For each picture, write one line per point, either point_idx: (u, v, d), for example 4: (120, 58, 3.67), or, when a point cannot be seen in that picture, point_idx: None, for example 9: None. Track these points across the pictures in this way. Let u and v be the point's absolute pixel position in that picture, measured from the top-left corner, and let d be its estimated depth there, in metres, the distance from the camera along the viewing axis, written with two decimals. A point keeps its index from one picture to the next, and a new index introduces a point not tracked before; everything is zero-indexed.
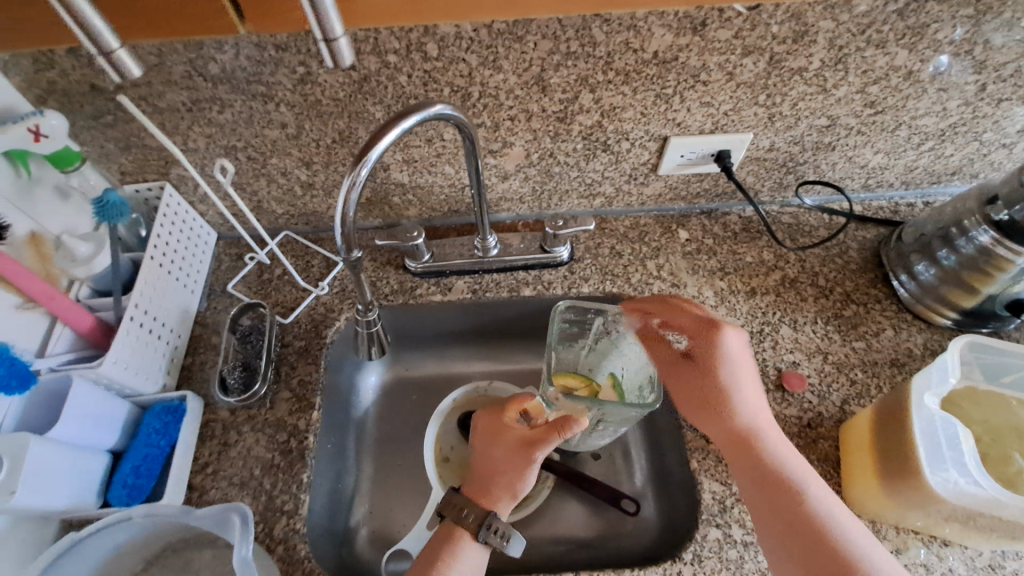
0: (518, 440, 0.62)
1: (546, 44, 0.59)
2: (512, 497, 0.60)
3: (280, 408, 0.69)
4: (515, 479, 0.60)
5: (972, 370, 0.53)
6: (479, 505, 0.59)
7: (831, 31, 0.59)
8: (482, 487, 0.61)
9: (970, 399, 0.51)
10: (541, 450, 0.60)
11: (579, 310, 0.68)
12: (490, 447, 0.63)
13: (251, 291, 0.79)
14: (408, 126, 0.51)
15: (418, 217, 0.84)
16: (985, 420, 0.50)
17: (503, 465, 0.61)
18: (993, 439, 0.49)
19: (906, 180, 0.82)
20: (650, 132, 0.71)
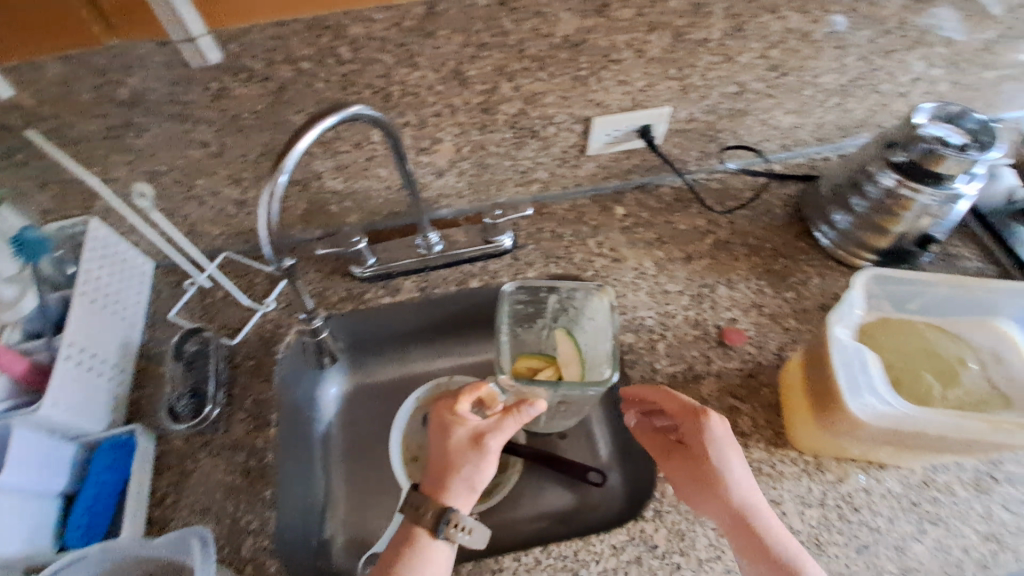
0: (473, 431, 0.62)
1: (458, 38, 0.60)
2: (471, 490, 0.60)
3: (237, 429, 0.68)
4: (473, 471, 0.60)
5: (882, 302, 0.56)
6: (435, 502, 0.59)
7: (726, 2, 0.62)
8: (437, 482, 0.60)
9: (881, 328, 0.55)
10: (495, 438, 0.61)
11: (531, 290, 0.75)
12: (441, 440, 0.62)
13: (195, 316, 0.78)
14: (328, 126, 0.52)
15: (359, 223, 0.84)
16: (895, 346, 0.53)
17: (458, 458, 0.60)
18: (905, 364, 0.52)
19: (819, 137, 0.87)
20: (573, 114, 0.73)
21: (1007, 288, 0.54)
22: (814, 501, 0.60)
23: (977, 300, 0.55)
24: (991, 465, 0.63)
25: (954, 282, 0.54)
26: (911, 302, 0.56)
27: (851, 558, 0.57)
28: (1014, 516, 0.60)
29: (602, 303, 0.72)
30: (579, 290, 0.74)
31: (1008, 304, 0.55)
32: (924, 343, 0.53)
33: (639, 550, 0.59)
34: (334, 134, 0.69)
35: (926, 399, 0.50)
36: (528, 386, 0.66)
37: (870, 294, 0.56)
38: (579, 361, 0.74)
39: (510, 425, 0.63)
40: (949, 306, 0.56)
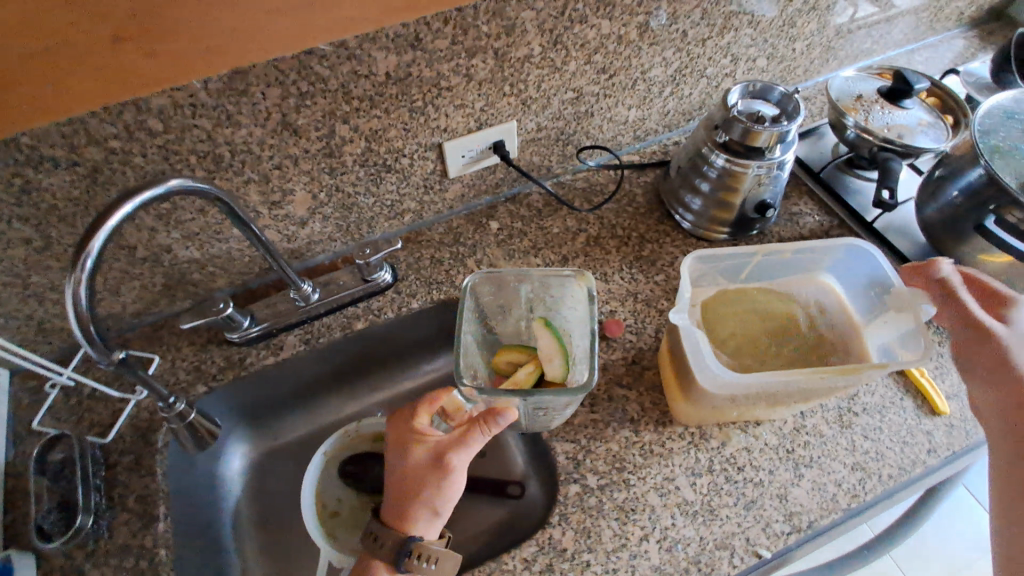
0: (432, 449, 0.60)
1: (274, 91, 0.59)
2: (434, 515, 0.59)
3: (122, 532, 0.64)
4: (435, 492, 0.58)
5: (716, 278, 0.62)
6: (397, 531, 0.58)
7: (536, 19, 0.65)
8: (399, 510, 0.59)
9: (721, 300, 0.61)
10: (458, 455, 0.59)
11: (499, 282, 0.70)
12: (400, 463, 0.61)
13: (62, 420, 0.72)
14: (145, 202, 0.49)
15: (230, 285, 0.81)
16: (736, 314, 0.59)
17: (418, 481, 0.59)
18: (745, 332, 0.58)
19: (667, 123, 0.92)
20: (422, 143, 0.74)
21: (811, 247, 0.62)
22: (702, 469, 0.65)
23: (792, 261, 0.63)
24: (850, 399, 0.69)
25: (769, 250, 0.62)
26: (741, 272, 0.63)
27: (741, 516, 0.62)
28: (875, 443, 0.66)
29: (581, 290, 0.68)
30: (554, 278, 0.70)
31: (817, 261, 0.63)
32: (756, 307, 0.60)
33: (550, 556, 0.60)
34: (171, 205, 0.66)
35: (766, 359, 0.56)
36: (493, 395, 0.60)
37: (699, 274, 0.62)
38: (562, 355, 0.67)
39: (476, 440, 0.59)
40: (773, 271, 0.64)
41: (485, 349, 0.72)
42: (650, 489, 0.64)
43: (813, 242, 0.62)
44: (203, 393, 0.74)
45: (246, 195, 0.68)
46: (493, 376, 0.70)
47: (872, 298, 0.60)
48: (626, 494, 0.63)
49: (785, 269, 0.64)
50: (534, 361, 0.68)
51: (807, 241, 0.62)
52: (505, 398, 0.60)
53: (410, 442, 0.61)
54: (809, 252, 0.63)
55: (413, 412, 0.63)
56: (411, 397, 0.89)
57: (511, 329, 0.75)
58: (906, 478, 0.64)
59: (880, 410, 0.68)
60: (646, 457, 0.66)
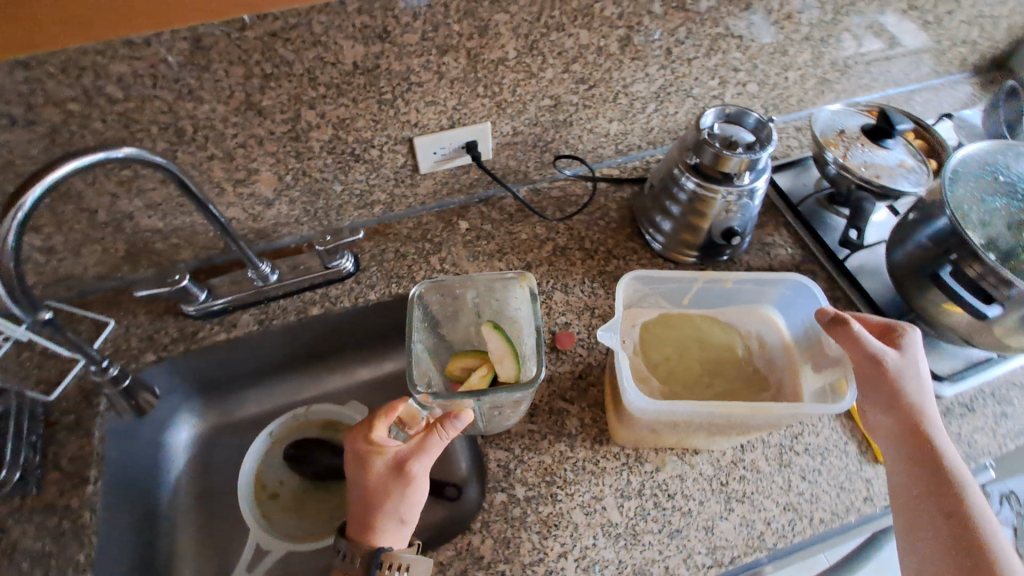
0: (393, 460, 0.57)
1: (237, 70, 0.59)
2: (401, 524, 0.57)
3: (49, 491, 0.65)
4: (400, 501, 0.57)
5: (658, 300, 0.63)
6: (365, 545, 0.56)
7: (510, 23, 0.65)
8: (364, 522, 0.57)
9: (659, 323, 0.61)
10: (418, 462, 0.57)
11: (446, 289, 0.69)
12: (360, 477, 0.58)
13: (9, 374, 0.73)
14: (87, 164, 0.50)
15: (193, 258, 0.81)
16: (672, 339, 0.59)
17: (380, 493, 0.57)
18: (680, 357, 0.58)
19: (650, 140, 0.92)
20: (392, 136, 0.73)
21: (754, 279, 0.62)
22: (632, 492, 0.64)
23: (737, 291, 0.63)
24: (793, 438, 0.68)
25: (712, 278, 0.62)
26: (685, 297, 0.63)
27: (664, 544, 0.60)
28: (811, 485, 0.64)
29: (524, 291, 0.67)
30: (498, 282, 0.69)
31: (762, 293, 0.63)
32: (694, 334, 0.60)
33: (465, 563, 0.60)
34: (132, 172, 0.66)
35: (695, 387, 0.56)
36: (448, 398, 0.58)
37: (641, 294, 0.62)
38: (512, 356, 0.67)
39: (435, 444, 0.57)
40: (717, 299, 0.64)
41: (440, 359, 0.71)
42: (576, 507, 0.63)
43: (757, 274, 0.62)
44: (151, 362, 0.75)
45: (209, 170, 0.69)
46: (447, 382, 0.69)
47: (810, 336, 0.60)
48: (551, 509, 0.63)
49: (731, 299, 0.64)
50: (487, 363, 0.67)
51: (752, 273, 0.62)
52: (459, 401, 0.59)
53: (369, 455, 0.58)
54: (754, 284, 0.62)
55: (369, 424, 0.60)
56: (364, 388, 0.88)
57: (461, 335, 0.74)
58: (838, 524, 0.62)
59: (822, 452, 0.67)
60: (578, 473, 0.65)
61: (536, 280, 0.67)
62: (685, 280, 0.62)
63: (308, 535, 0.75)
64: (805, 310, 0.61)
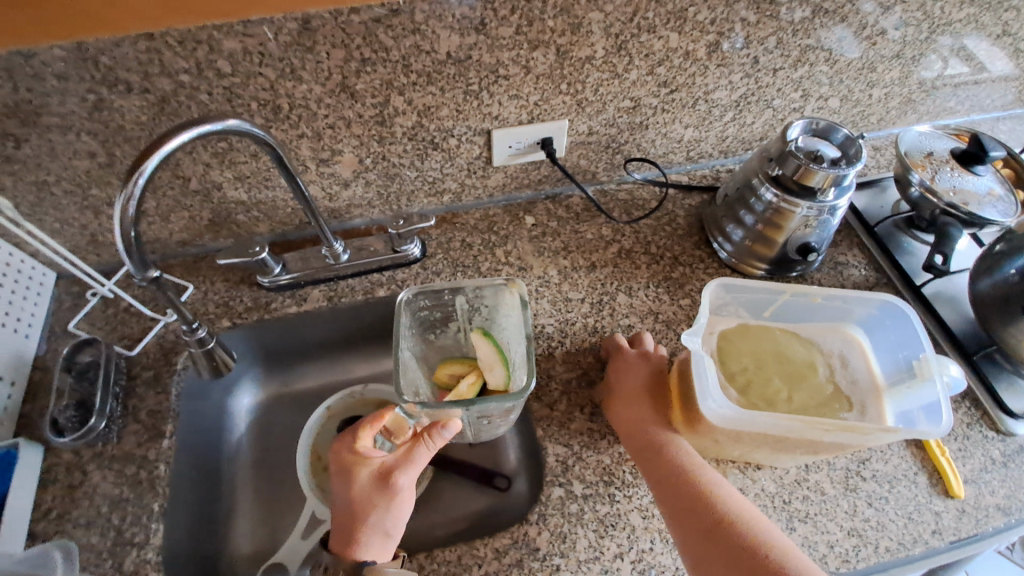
0: (379, 471, 0.60)
1: (338, 53, 0.61)
2: (384, 536, 0.58)
3: (129, 441, 0.69)
4: (385, 513, 0.59)
5: (738, 310, 0.63)
6: (347, 557, 0.57)
7: (603, 21, 0.65)
8: (347, 533, 0.58)
9: (738, 333, 0.60)
10: (404, 473, 0.60)
11: (433, 295, 0.71)
12: (344, 488, 0.60)
13: (96, 328, 0.78)
14: (202, 133, 0.52)
15: (269, 232, 0.84)
16: (751, 350, 0.58)
17: (364, 504, 0.58)
18: (758, 368, 0.57)
19: (723, 149, 0.90)
20: (472, 127, 0.75)
21: (843, 296, 0.61)
22: None
23: (822, 307, 0.62)
24: (860, 463, 0.66)
25: (799, 291, 0.61)
26: (765, 309, 0.63)
27: None
28: (877, 512, 0.63)
29: (513, 297, 0.69)
30: (485, 288, 0.71)
31: (848, 312, 0.62)
32: (775, 347, 0.59)
33: (521, 553, 0.60)
34: (227, 145, 0.69)
35: (775, 400, 0.54)
36: (435, 408, 0.60)
37: (720, 301, 0.63)
38: (502, 363, 0.67)
39: (421, 455, 0.61)
40: (799, 314, 0.63)
41: (430, 367, 0.72)
42: (634, 509, 0.62)
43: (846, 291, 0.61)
44: (226, 327, 0.78)
45: (298, 148, 0.71)
46: (436, 391, 0.69)
47: (899, 361, 0.58)
48: (608, 509, 0.63)
49: (813, 315, 0.63)
50: (475, 370, 0.67)
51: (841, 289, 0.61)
52: (446, 409, 0.60)
53: (354, 467, 0.60)
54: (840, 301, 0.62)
55: (354, 434, 0.62)
56: None
57: (451, 342, 0.75)
58: (905, 556, 0.60)
59: (890, 480, 0.65)
60: (636, 476, 0.65)
61: (525, 286, 0.69)
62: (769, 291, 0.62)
63: None
64: (894, 333, 0.60)
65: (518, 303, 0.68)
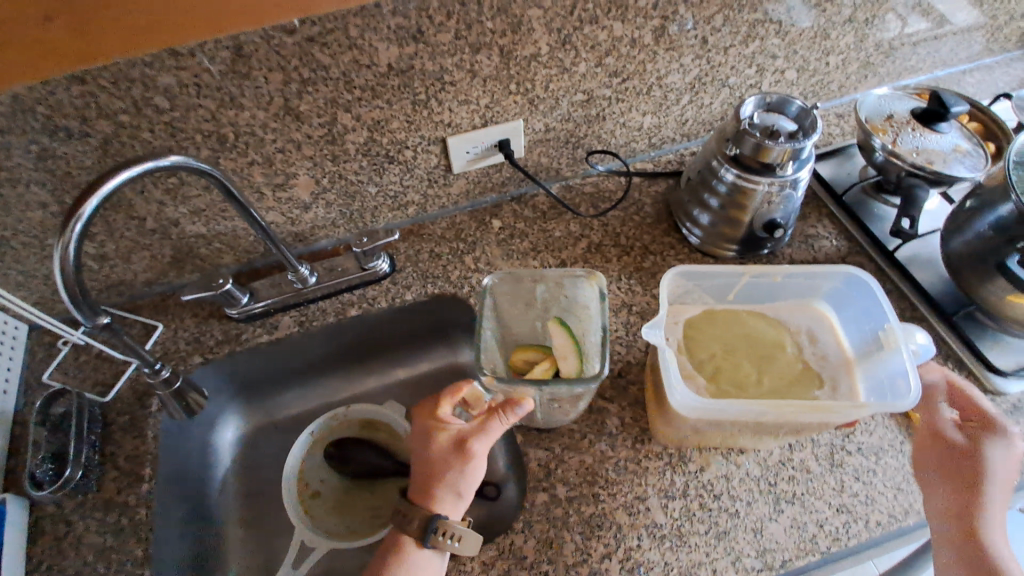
0: (458, 435, 0.57)
1: (276, 76, 0.60)
2: (457, 497, 0.57)
3: (109, 488, 0.68)
4: (460, 476, 0.57)
5: (703, 296, 0.63)
6: (424, 511, 0.56)
7: (543, 18, 0.64)
8: (423, 489, 0.57)
9: (703, 320, 0.61)
10: (479, 441, 0.57)
11: (516, 281, 0.68)
12: (424, 449, 0.59)
13: (69, 376, 0.77)
14: (140, 172, 0.51)
15: (235, 262, 0.83)
16: (717, 335, 0.59)
17: (441, 466, 0.57)
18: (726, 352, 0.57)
19: (685, 133, 0.90)
20: (425, 137, 0.74)
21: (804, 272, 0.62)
22: (677, 493, 0.62)
23: (785, 285, 0.62)
24: (845, 437, 0.65)
25: (760, 272, 0.62)
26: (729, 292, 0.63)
27: (711, 546, 0.59)
28: (865, 486, 0.62)
29: (592, 290, 0.66)
30: (566, 279, 0.68)
31: (813, 288, 0.62)
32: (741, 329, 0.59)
33: (509, 562, 0.59)
34: (178, 180, 0.68)
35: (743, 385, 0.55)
36: (509, 382, 0.58)
37: (683, 289, 0.62)
38: (576, 353, 0.64)
39: (496, 427, 0.57)
40: (764, 294, 0.63)
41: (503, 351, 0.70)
42: (619, 507, 0.62)
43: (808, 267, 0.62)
44: (198, 363, 0.77)
45: (250, 176, 0.70)
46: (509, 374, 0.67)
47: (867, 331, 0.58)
48: (594, 509, 0.62)
49: (778, 294, 0.63)
50: (549, 358, 0.64)
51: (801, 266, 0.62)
52: (523, 389, 0.59)
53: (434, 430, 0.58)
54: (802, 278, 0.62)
55: (434, 400, 0.61)
56: (400, 388, 0.89)
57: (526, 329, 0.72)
58: (896, 527, 0.60)
59: (877, 452, 0.64)
60: (619, 473, 0.64)
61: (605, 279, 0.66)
62: (730, 274, 0.62)
63: (350, 531, 0.77)
64: (860, 305, 0.60)
65: (598, 294, 0.65)
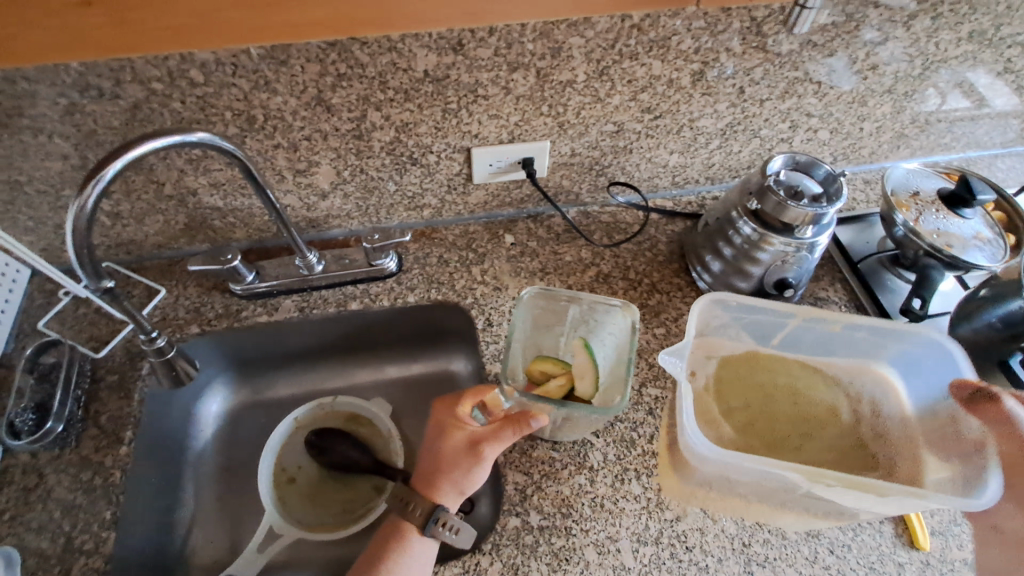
0: (470, 435, 0.56)
1: (313, 67, 0.61)
2: (459, 494, 0.56)
3: (87, 446, 0.68)
4: (465, 477, 0.55)
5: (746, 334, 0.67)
6: (426, 503, 0.55)
7: (584, 46, 0.64)
8: (428, 480, 0.56)
9: (749, 359, 0.65)
10: (492, 448, 0.54)
11: (551, 298, 0.65)
12: (437, 441, 0.57)
13: (65, 327, 0.77)
14: (164, 145, 0.52)
15: (246, 239, 0.84)
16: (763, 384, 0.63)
17: (450, 462, 0.56)
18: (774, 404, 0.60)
19: (709, 176, 0.89)
20: (451, 145, 0.74)
21: (866, 327, 0.64)
22: (649, 539, 0.62)
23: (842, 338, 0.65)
24: None
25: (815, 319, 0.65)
26: (775, 338, 0.67)
27: None
28: (839, 560, 0.61)
29: (625, 322, 0.62)
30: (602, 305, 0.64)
31: (878, 349, 0.65)
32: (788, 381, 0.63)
33: None
34: (202, 152, 0.69)
35: (779, 446, 0.58)
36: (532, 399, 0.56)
37: (723, 321, 0.66)
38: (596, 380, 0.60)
39: (509, 438, 0.54)
40: (822, 347, 0.66)
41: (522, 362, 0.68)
42: (589, 544, 0.61)
43: (872, 323, 0.64)
44: (194, 334, 0.77)
45: (273, 158, 0.71)
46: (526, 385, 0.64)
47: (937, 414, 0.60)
48: (564, 542, 0.61)
49: (834, 352, 0.66)
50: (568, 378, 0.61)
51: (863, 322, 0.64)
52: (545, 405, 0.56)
53: (449, 426, 0.57)
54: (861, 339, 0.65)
55: (457, 396, 0.59)
56: (390, 386, 0.89)
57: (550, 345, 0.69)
58: None
59: (855, 528, 0.63)
60: (594, 510, 0.63)
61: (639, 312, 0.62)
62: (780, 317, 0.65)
63: (320, 524, 0.77)
64: (932, 373, 0.62)
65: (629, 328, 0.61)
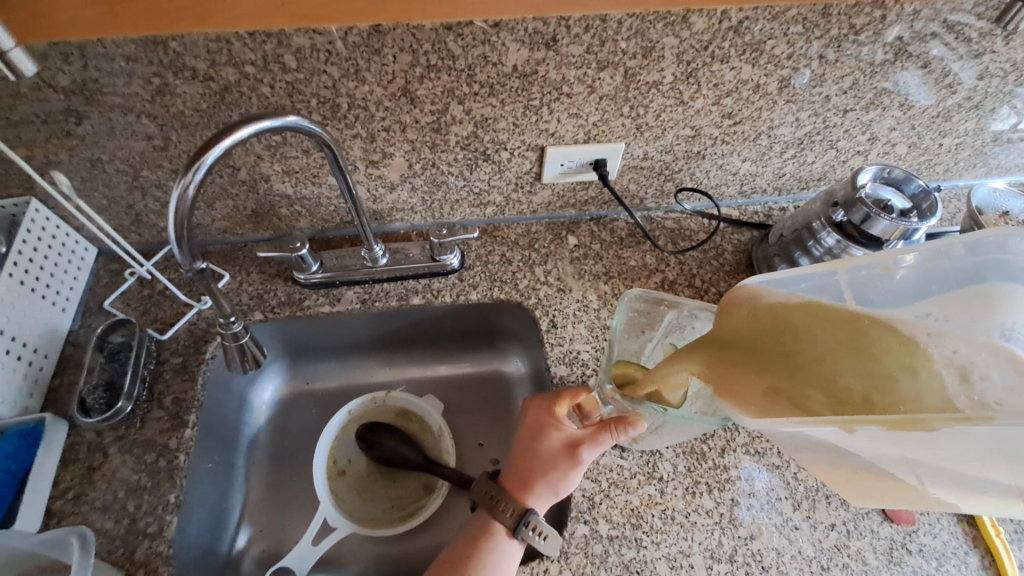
0: (568, 438, 0.58)
1: (405, 57, 0.60)
2: (552, 496, 0.58)
3: (152, 427, 0.68)
4: (559, 478, 0.58)
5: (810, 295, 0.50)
6: (516, 501, 0.57)
7: (676, 47, 0.63)
8: (521, 482, 0.58)
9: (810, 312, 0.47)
10: (589, 450, 0.57)
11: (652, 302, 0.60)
12: (534, 442, 0.60)
13: (130, 307, 0.77)
14: (261, 130, 0.51)
15: (309, 228, 0.83)
16: (810, 326, 0.45)
17: (547, 463, 0.58)
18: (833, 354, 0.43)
19: (777, 186, 0.87)
20: (526, 142, 0.73)
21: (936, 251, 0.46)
22: (723, 556, 0.60)
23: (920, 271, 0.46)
24: (907, 535, 0.62)
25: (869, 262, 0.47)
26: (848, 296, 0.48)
27: None
28: None
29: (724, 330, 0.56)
30: (704, 313, 0.59)
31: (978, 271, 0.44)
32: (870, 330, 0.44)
33: None
34: (281, 139, 0.69)
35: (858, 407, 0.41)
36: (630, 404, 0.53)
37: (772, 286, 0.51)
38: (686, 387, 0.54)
39: (606, 442, 0.57)
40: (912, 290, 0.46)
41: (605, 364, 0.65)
42: (661, 558, 0.59)
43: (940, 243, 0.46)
44: (257, 320, 0.77)
45: (350, 148, 0.70)
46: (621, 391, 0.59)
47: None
48: (634, 554, 0.60)
49: (922, 288, 0.45)
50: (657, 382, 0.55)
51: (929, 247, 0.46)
52: (638, 411, 0.53)
53: (546, 427, 0.59)
54: (938, 257, 0.46)
55: (553, 397, 0.61)
56: (440, 384, 0.88)
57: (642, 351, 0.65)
58: None
59: (939, 557, 0.61)
60: (665, 522, 0.62)
61: None
62: (817, 275, 0.49)
63: (369, 519, 0.76)
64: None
65: None
